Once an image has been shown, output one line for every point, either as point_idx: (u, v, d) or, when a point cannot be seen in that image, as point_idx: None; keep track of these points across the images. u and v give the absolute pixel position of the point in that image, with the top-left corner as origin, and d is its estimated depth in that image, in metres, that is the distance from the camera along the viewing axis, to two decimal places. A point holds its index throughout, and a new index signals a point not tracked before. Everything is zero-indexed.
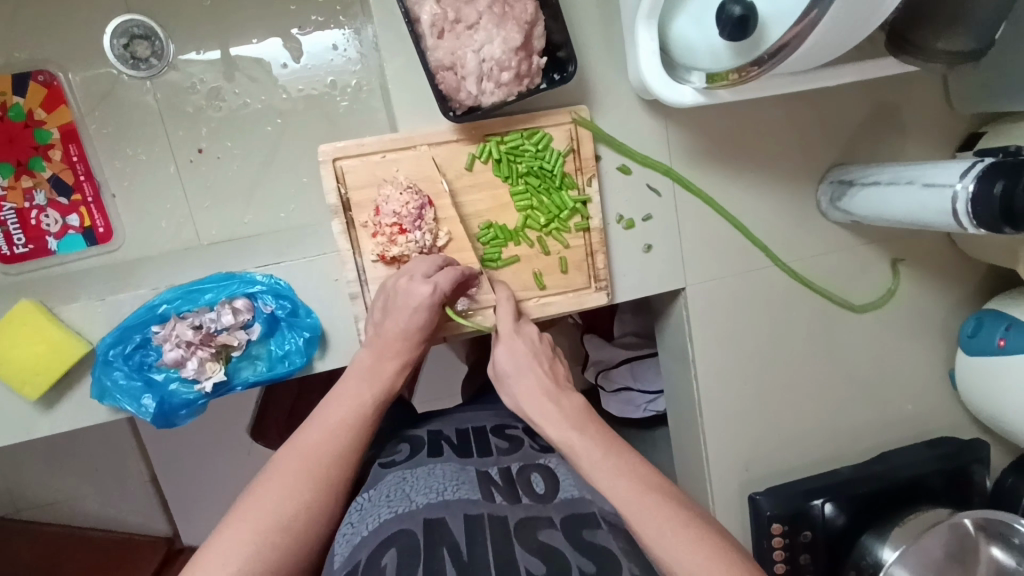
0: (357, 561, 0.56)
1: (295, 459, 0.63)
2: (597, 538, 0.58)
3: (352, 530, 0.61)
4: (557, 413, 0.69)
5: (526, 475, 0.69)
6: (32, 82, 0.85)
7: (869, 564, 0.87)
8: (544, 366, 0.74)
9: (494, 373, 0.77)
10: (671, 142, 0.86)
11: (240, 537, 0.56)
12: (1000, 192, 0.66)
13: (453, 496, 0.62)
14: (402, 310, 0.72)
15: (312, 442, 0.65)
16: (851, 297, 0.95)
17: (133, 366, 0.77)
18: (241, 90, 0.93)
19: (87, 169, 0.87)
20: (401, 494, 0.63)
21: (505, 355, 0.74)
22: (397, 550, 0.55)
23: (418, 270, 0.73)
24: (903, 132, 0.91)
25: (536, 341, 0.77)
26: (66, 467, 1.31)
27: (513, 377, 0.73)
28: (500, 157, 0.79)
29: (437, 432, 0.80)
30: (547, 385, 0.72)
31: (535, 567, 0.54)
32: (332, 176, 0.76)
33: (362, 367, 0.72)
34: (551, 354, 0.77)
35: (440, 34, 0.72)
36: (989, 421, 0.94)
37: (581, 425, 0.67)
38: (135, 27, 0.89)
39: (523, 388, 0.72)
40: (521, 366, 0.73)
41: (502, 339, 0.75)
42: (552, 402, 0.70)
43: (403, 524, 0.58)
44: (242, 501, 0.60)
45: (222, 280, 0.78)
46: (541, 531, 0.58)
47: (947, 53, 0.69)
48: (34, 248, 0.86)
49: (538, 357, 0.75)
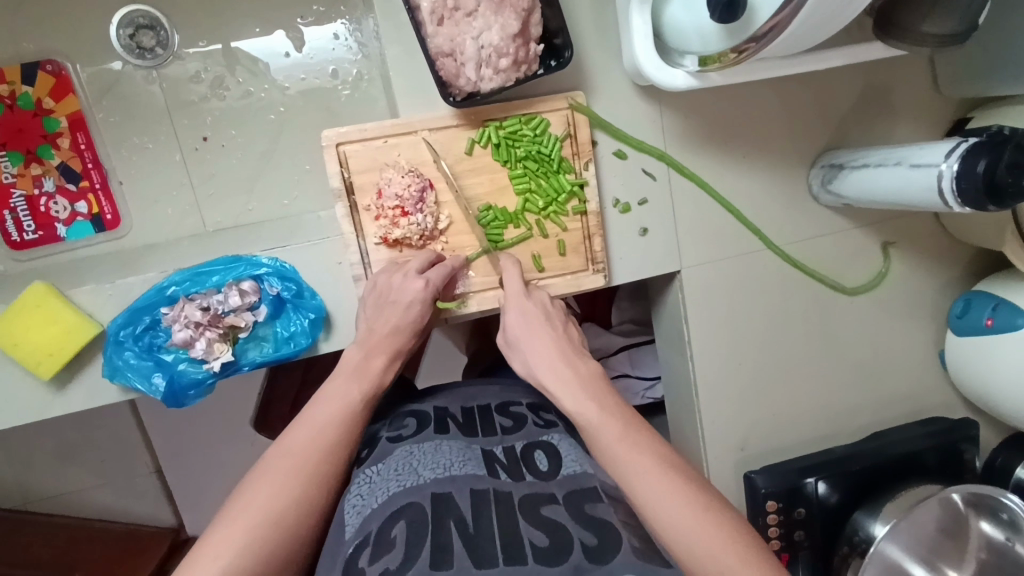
0: (368, 531, 0.57)
1: (304, 431, 0.67)
2: (597, 510, 0.60)
3: (362, 502, 0.63)
4: (570, 376, 0.70)
5: (530, 453, 0.71)
6: (41, 72, 0.87)
7: (860, 540, 0.88)
8: (557, 330, 0.75)
9: (504, 341, 0.78)
10: (666, 126, 0.88)
11: (251, 504, 0.60)
12: (983, 170, 0.68)
13: (460, 471, 0.64)
14: (392, 300, 0.75)
15: (324, 414, 0.68)
16: (843, 279, 0.97)
17: (143, 347, 0.79)
18: (244, 79, 0.94)
19: (95, 157, 0.89)
20: (409, 469, 0.65)
21: (516, 320, 0.75)
22: (406, 522, 0.56)
23: (412, 266, 0.77)
24: (892, 116, 0.93)
25: (547, 306, 0.78)
26: (72, 456, 1.33)
27: (526, 341, 0.74)
28: (499, 142, 0.81)
29: (443, 409, 0.82)
30: (561, 348, 0.73)
31: (539, 539, 0.55)
32: (335, 161, 0.78)
33: (357, 356, 0.74)
34: (563, 319, 0.78)
35: (440, 21, 0.74)
36: (978, 399, 0.96)
37: (594, 391, 0.68)
38: (140, 18, 0.91)
39: (536, 351, 0.73)
40: (535, 330, 0.75)
41: (514, 304, 0.77)
42: (566, 365, 0.71)
43: (411, 498, 0.59)
44: (254, 472, 0.64)
45: (229, 262, 0.81)
46: (544, 507, 0.60)
47: (933, 36, 0.70)
48: (44, 235, 0.87)
49: (549, 321, 0.76)
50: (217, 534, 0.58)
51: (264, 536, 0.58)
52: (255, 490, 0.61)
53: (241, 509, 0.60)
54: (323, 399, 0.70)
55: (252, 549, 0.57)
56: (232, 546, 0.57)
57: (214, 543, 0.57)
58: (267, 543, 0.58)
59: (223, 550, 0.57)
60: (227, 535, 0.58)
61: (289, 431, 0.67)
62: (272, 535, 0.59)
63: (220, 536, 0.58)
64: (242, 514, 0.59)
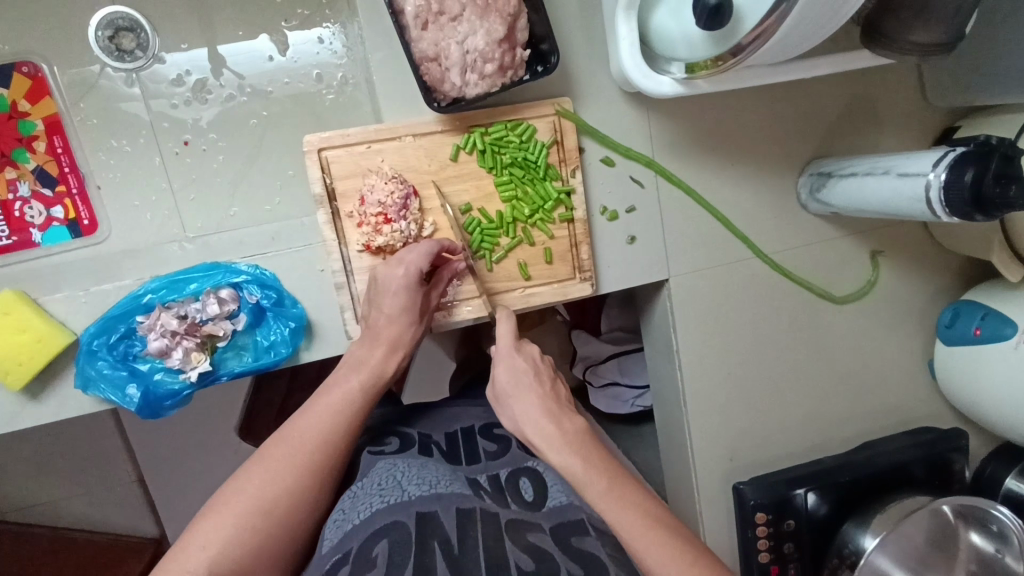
0: (347, 549, 0.56)
1: (304, 419, 0.68)
2: (584, 544, 0.59)
3: (343, 517, 0.61)
4: (557, 436, 0.67)
5: (515, 482, 0.70)
6: (16, 73, 0.85)
7: (850, 552, 0.87)
8: (545, 387, 0.72)
9: (492, 394, 0.75)
10: (654, 132, 0.87)
11: (241, 492, 0.61)
12: (970, 179, 0.68)
13: (447, 489, 0.63)
14: (385, 289, 0.74)
15: (323, 403, 0.69)
16: (833, 289, 0.97)
17: (118, 357, 0.77)
18: (227, 83, 0.93)
19: (72, 161, 0.87)
20: (393, 484, 0.63)
21: (505, 376, 0.72)
22: (389, 541, 0.55)
23: (408, 260, 0.74)
24: (880, 124, 0.93)
25: (536, 361, 0.74)
26: (52, 466, 1.30)
27: (514, 398, 0.71)
28: (484, 148, 0.80)
29: (428, 435, 0.80)
30: (549, 407, 0.70)
31: (525, 563, 0.54)
32: (317, 166, 0.77)
33: (359, 350, 0.75)
34: (552, 374, 0.75)
35: (424, 26, 0.73)
36: (967, 409, 0.95)
37: (582, 450, 0.66)
38: (120, 20, 0.89)
39: (525, 410, 0.70)
40: (521, 386, 0.72)
41: (502, 358, 0.73)
42: (552, 424, 0.68)
43: (395, 516, 0.58)
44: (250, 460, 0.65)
45: (207, 269, 0.79)
46: (531, 533, 0.59)
47: (920, 45, 0.70)
48: (18, 240, 0.86)
49: (538, 376, 0.73)
50: (210, 521, 0.59)
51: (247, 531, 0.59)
52: (250, 475, 0.63)
53: (231, 495, 0.61)
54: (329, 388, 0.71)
55: (239, 538, 0.59)
56: (221, 534, 0.58)
57: (203, 531, 0.59)
58: (256, 532, 0.60)
59: (212, 538, 0.58)
60: (217, 522, 0.59)
61: (292, 419, 0.68)
62: (262, 523, 0.60)
63: (209, 522, 0.59)
64: (234, 501, 0.61)
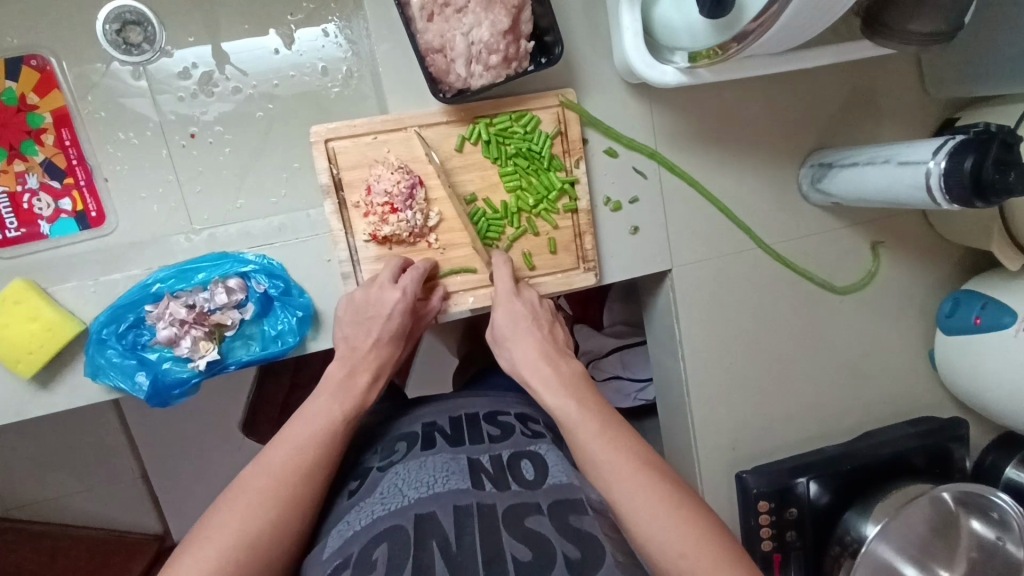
0: (349, 554, 0.58)
1: (281, 449, 0.65)
2: (583, 523, 0.59)
3: (346, 525, 0.62)
4: (554, 376, 0.71)
5: (516, 462, 0.70)
6: (25, 67, 0.86)
7: (852, 540, 0.88)
8: (542, 330, 0.76)
9: (492, 336, 0.79)
10: (657, 124, 0.88)
11: (225, 525, 0.59)
12: (970, 167, 0.69)
13: (444, 488, 0.63)
14: (376, 314, 0.76)
15: (306, 432, 0.67)
16: (834, 279, 0.98)
17: (127, 345, 0.78)
18: (232, 77, 0.94)
19: (80, 153, 0.88)
20: (394, 491, 0.64)
21: (504, 319, 0.76)
22: (388, 544, 0.56)
23: (386, 279, 0.77)
24: (881, 116, 0.94)
25: (535, 305, 0.79)
26: (58, 462, 1.31)
27: (513, 340, 0.75)
28: (489, 139, 0.81)
29: (431, 423, 0.81)
30: (546, 349, 0.74)
31: (521, 553, 0.54)
32: (324, 157, 0.78)
33: (342, 372, 0.74)
34: (550, 319, 0.79)
35: (430, 17, 0.74)
36: (967, 398, 0.96)
37: (576, 392, 0.69)
38: (127, 14, 0.90)
39: (522, 350, 0.74)
40: (519, 329, 0.76)
41: (502, 302, 0.78)
42: (548, 365, 0.72)
43: (395, 520, 0.59)
44: (228, 490, 0.62)
45: (216, 259, 0.80)
46: (528, 518, 0.58)
47: (919, 35, 0.71)
48: (27, 233, 0.86)
49: (537, 321, 0.77)
50: (193, 552, 0.57)
51: (236, 562, 0.57)
52: (231, 507, 0.60)
53: (213, 529, 0.58)
54: (306, 416, 0.68)
55: (223, 573, 0.56)
56: (205, 566, 0.56)
57: (186, 564, 0.56)
58: (241, 566, 0.57)
59: (195, 574, 0.55)
60: (199, 556, 0.56)
61: (268, 445, 0.66)
62: (247, 557, 0.57)
63: (190, 558, 0.56)
64: (216, 533, 0.58)
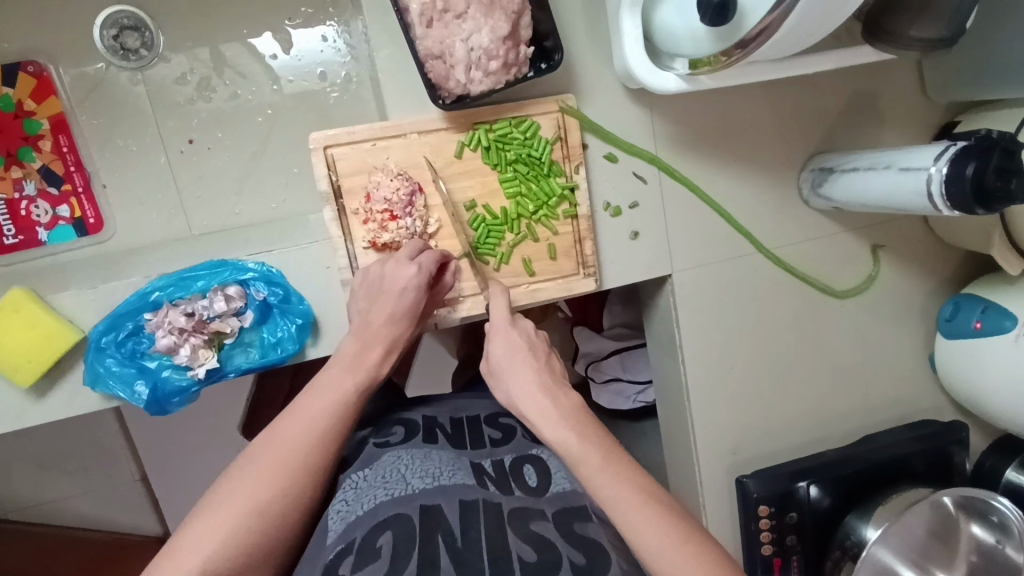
0: (351, 539, 0.56)
1: (296, 424, 0.64)
2: (587, 530, 0.59)
3: (346, 508, 0.62)
4: (553, 411, 0.65)
5: (519, 467, 0.71)
6: (22, 73, 0.85)
7: (852, 543, 0.88)
8: (540, 361, 0.70)
9: (485, 367, 0.73)
10: (657, 128, 0.88)
11: (236, 494, 0.59)
12: (972, 173, 0.68)
13: (450, 481, 0.63)
14: (390, 288, 0.73)
15: (314, 405, 0.66)
16: (835, 283, 0.97)
17: (126, 354, 0.78)
18: (231, 81, 0.93)
19: (78, 160, 0.88)
20: (397, 477, 0.64)
21: (500, 348, 0.70)
22: (393, 532, 0.56)
23: (402, 253, 0.74)
24: (882, 120, 0.94)
25: (531, 335, 0.73)
26: (57, 466, 1.31)
27: (509, 372, 0.69)
28: (489, 145, 0.80)
29: (432, 418, 0.81)
30: (545, 382, 0.68)
31: (527, 555, 0.54)
32: (323, 164, 0.77)
33: (353, 348, 0.71)
34: (547, 350, 0.73)
35: (429, 23, 0.73)
36: (968, 402, 0.96)
37: (578, 426, 0.64)
38: (125, 19, 0.89)
39: (519, 384, 0.68)
40: (516, 360, 0.69)
41: (498, 331, 0.72)
42: (547, 399, 0.66)
43: (400, 508, 0.58)
44: (241, 458, 0.63)
45: (215, 267, 0.80)
46: (533, 522, 0.59)
47: (920, 41, 0.71)
48: (24, 239, 0.86)
49: (534, 351, 0.71)
50: (202, 521, 0.57)
51: (245, 529, 0.57)
52: (242, 476, 0.61)
53: (224, 496, 0.59)
54: (316, 389, 0.67)
55: (234, 540, 0.57)
56: (214, 536, 0.56)
57: (203, 526, 0.57)
58: (252, 533, 0.58)
59: (204, 541, 0.56)
60: (209, 524, 0.57)
61: (282, 415, 0.66)
62: (256, 526, 0.58)
63: (200, 523, 0.57)
64: (228, 501, 0.59)
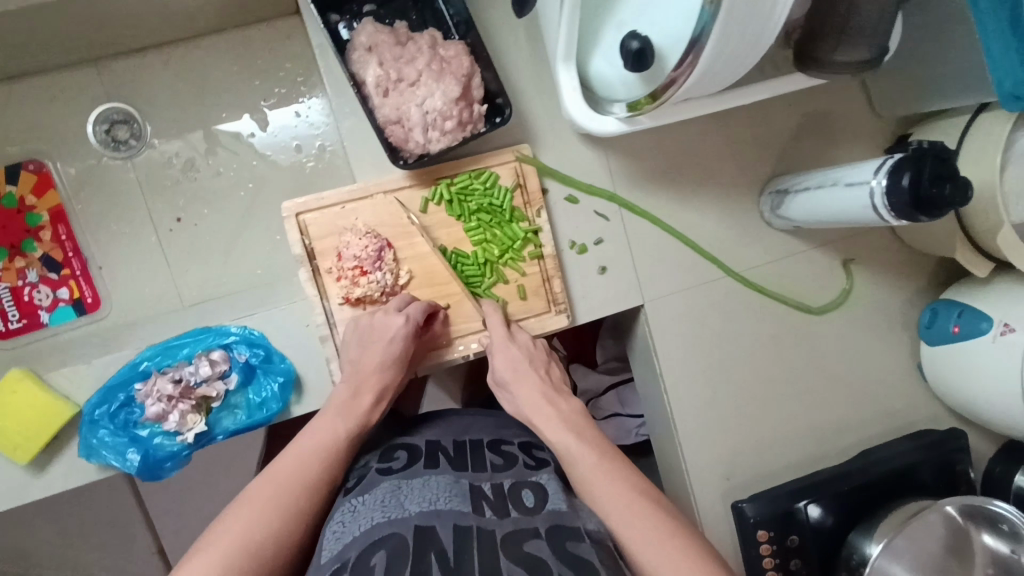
0: (346, 558, 0.57)
1: (290, 462, 0.68)
2: (580, 549, 0.57)
3: (342, 530, 0.62)
4: (555, 415, 0.77)
5: (517, 490, 0.69)
6: (23, 171, 0.94)
7: (858, 562, 0.85)
8: (540, 371, 0.83)
9: (493, 381, 0.85)
10: (614, 168, 0.92)
11: (231, 531, 0.61)
12: (908, 183, 0.70)
13: (445, 506, 0.63)
14: (381, 336, 0.78)
15: (309, 446, 0.70)
16: (808, 300, 0.99)
17: (119, 424, 0.81)
18: (215, 161, 1.00)
19: (75, 246, 0.95)
20: (395, 503, 0.63)
21: (504, 365, 0.82)
22: (386, 553, 0.56)
23: (391, 305, 0.80)
24: (833, 141, 0.97)
25: (530, 347, 0.85)
26: (69, 544, 1.33)
27: (515, 383, 0.81)
28: (451, 198, 0.85)
29: (436, 442, 0.80)
30: (547, 390, 0.81)
31: None
32: (296, 229, 0.82)
33: (346, 392, 0.77)
34: (546, 359, 0.85)
35: (385, 93, 0.80)
36: (962, 408, 0.95)
37: (576, 429, 0.75)
38: (114, 114, 0.97)
39: (526, 394, 0.81)
40: (520, 373, 0.81)
41: (499, 348, 0.83)
42: (550, 406, 0.79)
43: (394, 529, 0.58)
44: (236, 500, 0.65)
45: (199, 334, 0.84)
46: (527, 543, 0.58)
47: (849, 64, 0.75)
48: (27, 322, 0.93)
49: (534, 363, 0.83)
50: (197, 559, 0.58)
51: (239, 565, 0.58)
52: (235, 515, 0.62)
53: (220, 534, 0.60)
54: (311, 430, 0.72)
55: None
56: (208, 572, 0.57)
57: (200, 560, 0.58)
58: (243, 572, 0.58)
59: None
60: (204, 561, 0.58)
61: (277, 458, 0.69)
62: (249, 563, 0.59)
63: (196, 560, 0.58)
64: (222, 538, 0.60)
